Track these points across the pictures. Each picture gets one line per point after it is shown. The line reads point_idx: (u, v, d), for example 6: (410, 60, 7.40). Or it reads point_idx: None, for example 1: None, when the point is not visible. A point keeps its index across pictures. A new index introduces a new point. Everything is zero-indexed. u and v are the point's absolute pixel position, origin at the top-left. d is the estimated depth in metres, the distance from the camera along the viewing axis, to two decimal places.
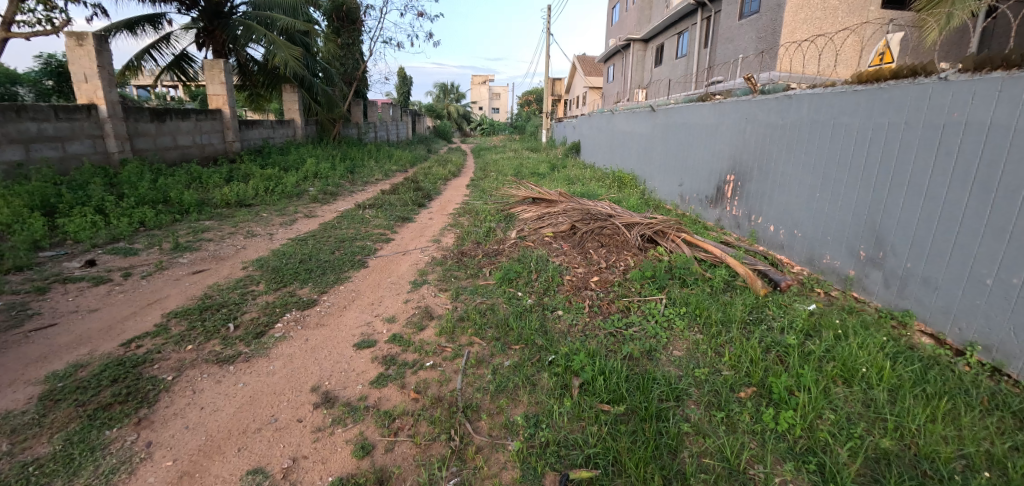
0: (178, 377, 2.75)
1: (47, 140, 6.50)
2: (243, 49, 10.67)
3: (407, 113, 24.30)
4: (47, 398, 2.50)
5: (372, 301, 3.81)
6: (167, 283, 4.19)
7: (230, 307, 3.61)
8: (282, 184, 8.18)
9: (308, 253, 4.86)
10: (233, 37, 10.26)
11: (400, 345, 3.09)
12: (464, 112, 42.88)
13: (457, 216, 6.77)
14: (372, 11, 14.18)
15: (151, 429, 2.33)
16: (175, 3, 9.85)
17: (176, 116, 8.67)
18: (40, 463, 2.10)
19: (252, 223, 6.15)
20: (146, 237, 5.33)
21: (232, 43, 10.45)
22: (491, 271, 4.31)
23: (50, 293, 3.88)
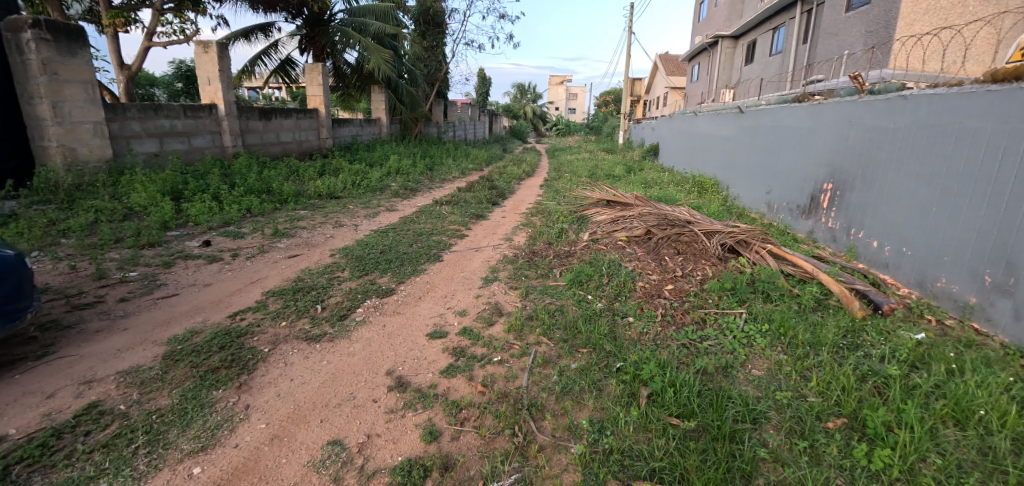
0: (273, 350, 3.02)
1: (176, 135, 7.38)
2: (340, 54, 11.49)
3: (484, 113, 24.84)
4: (169, 358, 2.86)
5: (445, 294, 3.95)
6: (267, 264, 4.61)
7: (319, 290, 3.91)
8: (367, 179, 8.69)
9: (388, 245, 5.13)
10: (332, 43, 11.09)
11: (470, 338, 3.18)
12: (541, 113, 43.04)
13: (529, 216, 6.82)
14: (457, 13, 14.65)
15: (249, 394, 2.59)
16: (283, 13, 10.80)
17: (280, 115, 9.50)
18: (162, 413, 2.40)
19: (340, 214, 6.60)
20: (251, 222, 5.89)
21: (330, 48, 11.28)
22: (561, 272, 4.31)
23: (174, 267, 4.41)
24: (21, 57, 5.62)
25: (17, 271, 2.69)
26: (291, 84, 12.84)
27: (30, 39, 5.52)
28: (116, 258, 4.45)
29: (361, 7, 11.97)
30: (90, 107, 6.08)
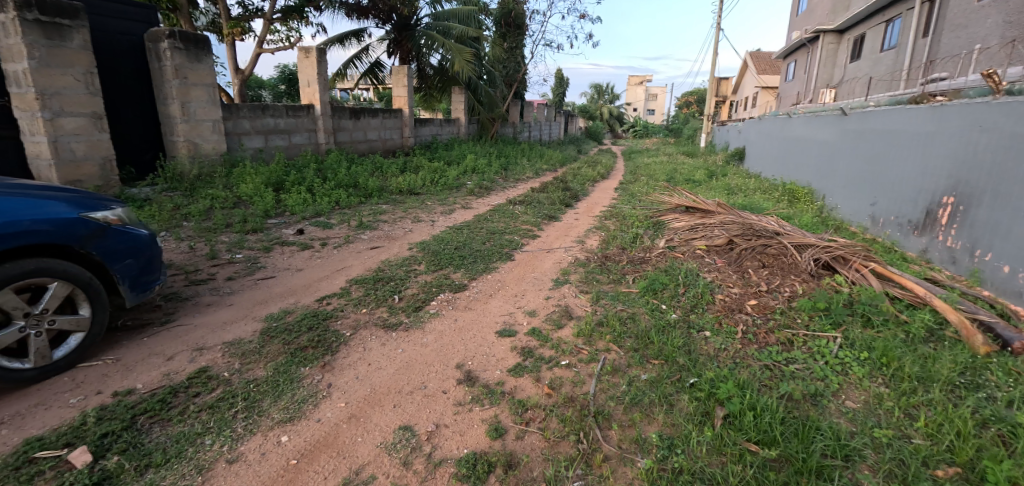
0: (354, 334, 3.22)
1: (278, 131, 8.05)
2: (424, 56, 11.98)
3: (560, 114, 24.74)
4: (266, 334, 3.13)
5: (516, 293, 3.99)
6: (351, 254, 4.91)
7: (397, 281, 4.10)
8: (445, 177, 8.96)
9: (462, 242, 5.27)
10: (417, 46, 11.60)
11: (538, 339, 3.19)
12: (619, 114, 42.13)
13: (603, 219, 6.70)
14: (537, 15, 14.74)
15: (332, 373, 2.77)
16: (375, 19, 11.43)
17: (368, 114, 10.07)
18: (257, 383, 2.63)
19: (418, 210, 6.87)
20: (339, 214, 6.29)
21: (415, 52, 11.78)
22: (635, 278, 4.19)
23: (272, 252, 4.82)
24: (158, 62, 6.39)
25: (151, 247, 3.07)
26: (379, 86, 13.56)
27: (166, 47, 6.27)
28: (225, 241, 4.94)
29: (446, 11, 12.36)
30: (210, 107, 6.80)
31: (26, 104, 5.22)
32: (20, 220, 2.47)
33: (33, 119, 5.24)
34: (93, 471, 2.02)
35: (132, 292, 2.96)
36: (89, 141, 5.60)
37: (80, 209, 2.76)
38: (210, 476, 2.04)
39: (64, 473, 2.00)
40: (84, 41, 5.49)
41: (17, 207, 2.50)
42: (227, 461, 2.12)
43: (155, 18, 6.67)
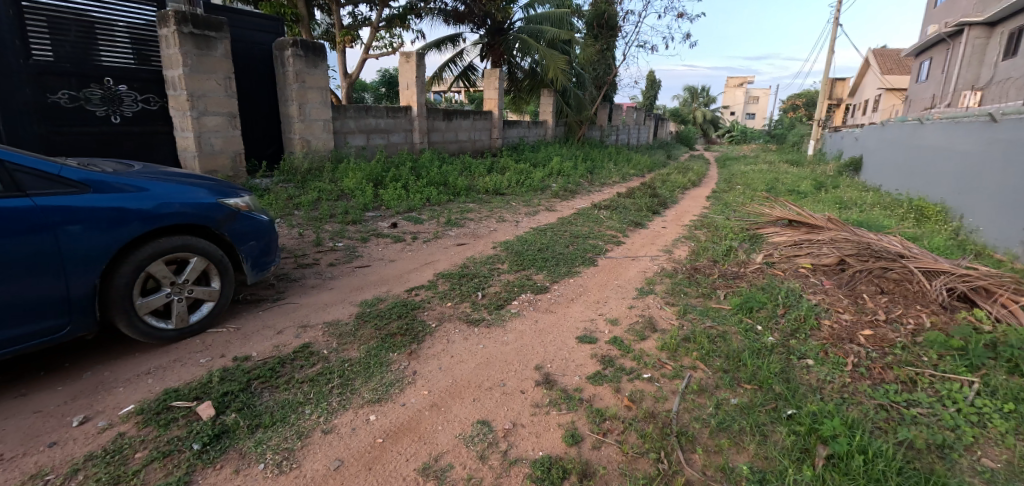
0: (439, 326, 3.35)
1: (380, 131, 8.61)
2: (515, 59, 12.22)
3: (650, 118, 23.97)
4: (360, 319, 3.36)
5: (598, 300, 3.92)
6: (438, 249, 5.12)
7: (481, 278, 4.21)
8: (530, 179, 9.03)
9: (545, 244, 5.28)
10: (509, 49, 11.95)
11: (620, 349, 3.11)
12: (715, 119, 39.92)
13: (693, 229, 6.38)
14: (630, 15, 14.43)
15: (417, 362, 2.90)
16: (470, 24, 11.85)
17: (460, 115, 10.43)
18: (351, 363, 2.83)
19: (503, 210, 6.99)
20: (430, 210, 6.58)
21: (506, 55, 12.05)
22: (727, 294, 3.94)
23: (368, 242, 5.16)
24: (283, 67, 7.08)
25: (269, 232, 3.42)
26: (471, 88, 14.00)
27: (290, 55, 6.94)
28: (329, 230, 5.37)
29: (539, 15, 12.48)
30: (322, 107, 7.42)
31: (178, 104, 6.03)
32: (173, 203, 2.86)
33: (182, 117, 6.05)
34: (214, 424, 2.28)
35: (253, 270, 3.32)
36: (225, 137, 6.35)
37: (217, 196, 3.15)
38: (308, 443, 2.22)
39: (192, 423, 2.28)
40: (225, 50, 6.23)
41: (171, 191, 2.90)
42: (322, 431, 2.29)
43: (282, 29, 7.41)
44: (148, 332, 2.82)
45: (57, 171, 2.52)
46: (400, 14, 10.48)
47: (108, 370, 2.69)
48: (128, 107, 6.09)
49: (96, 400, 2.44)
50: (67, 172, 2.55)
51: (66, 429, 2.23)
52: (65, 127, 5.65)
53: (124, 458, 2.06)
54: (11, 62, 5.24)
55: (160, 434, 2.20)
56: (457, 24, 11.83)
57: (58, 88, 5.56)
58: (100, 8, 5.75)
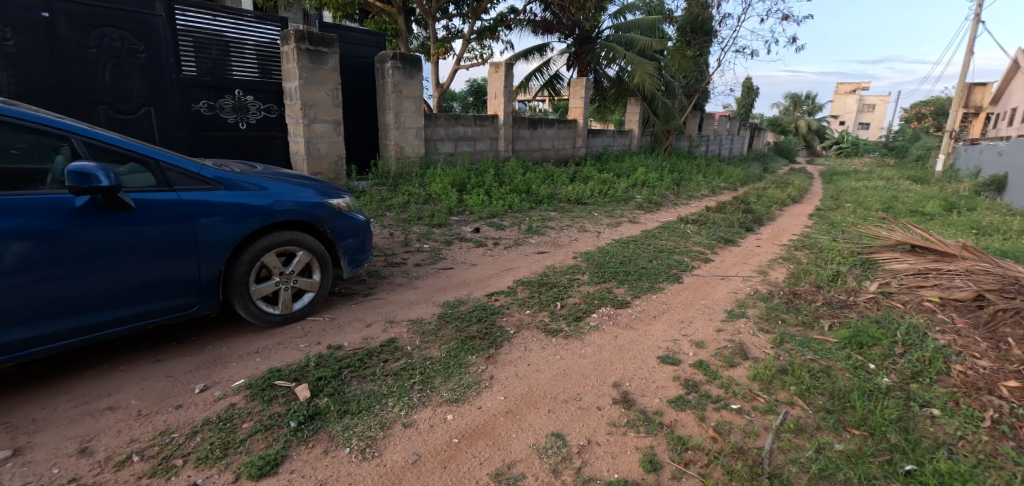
0: (517, 332, 3.38)
1: (468, 138, 8.91)
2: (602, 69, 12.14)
3: (746, 128, 22.58)
4: (442, 319, 3.48)
5: (682, 319, 3.73)
6: (519, 256, 5.17)
7: (560, 288, 4.19)
8: (614, 189, 8.86)
9: (627, 257, 5.14)
10: (597, 59, 11.91)
11: (705, 374, 2.94)
12: (821, 129, 36.71)
13: (792, 250, 5.90)
14: (727, 19, 13.78)
15: (495, 366, 2.94)
16: (558, 34, 11.97)
17: (545, 124, 10.53)
18: (432, 361, 2.93)
19: (585, 220, 6.92)
20: (511, 217, 6.67)
21: (594, 63, 12.02)
22: (832, 325, 3.58)
23: (452, 246, 5.34)
24: (383, 79, 7.57)
25: (364, 231, 3.67)
26: (556, 97, 14.08)
27: (389, 67, 7.39)
28: (416, 232, 5.63)
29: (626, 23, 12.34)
30: (416, 115, 7.83)
31: (293, 112, 6.66)
32: (286, 201, 3.15)
33: (296, 123, 6.68)
34: (309, 405, 2.46)
35: (349, 265, 3.57)
36: (330, 142, 6.90)
37: (323, 196, 3.42)
38: (389, 434, 2.33)
39: (290, 402, 2.49)
40: (334, 64, 6.78)
41: (285, 191, 3.20)
42: (403, 424, 2.39)
43: (383, 43, 7.94)
44: (259, 315, 3.13)
45: (197, 170, 2.86)
46: (490, 26, 10.79)
47: (224, 346, 3.01)
48: (253, 114, 6.84)
49: (214, 371, 2.74)
50: (204, 170, 2.89)
51: (190, 394, 2.53)
52: (203, 132, 6.46)
53: (233, 426, 2.28)
54: (165, 76, 6.10)
55: (264, 408, 2.42)
56: (546, 34, 11.96)
57: (199, 98, 6.37)
58: (234, 29, 6.53)
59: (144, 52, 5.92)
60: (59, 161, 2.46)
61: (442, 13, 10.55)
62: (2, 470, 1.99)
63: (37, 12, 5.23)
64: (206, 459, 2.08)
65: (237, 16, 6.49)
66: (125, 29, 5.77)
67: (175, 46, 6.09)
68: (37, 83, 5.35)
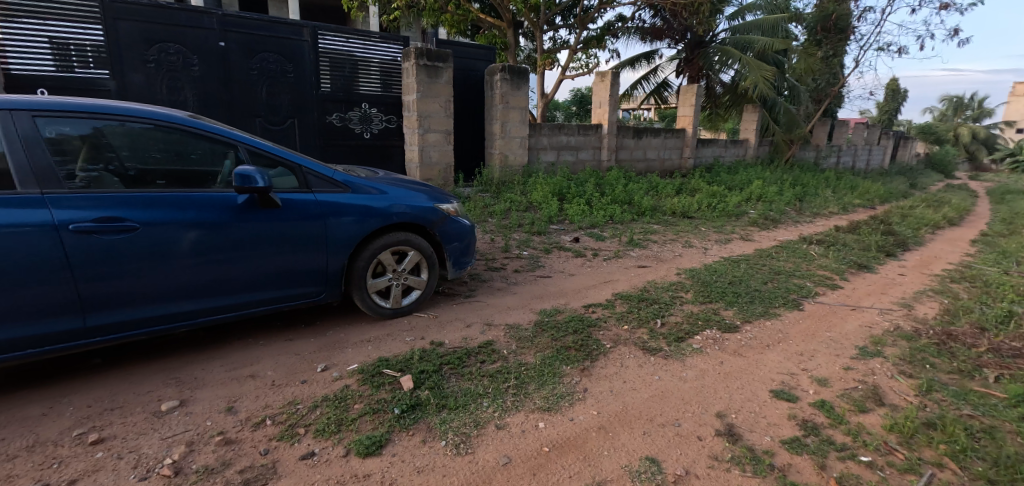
0: (614, 347, 3.30)
1: (570, 148, 8.96)
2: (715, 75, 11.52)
3: (889, 137, 19.92)
4: (538, 327, 3.51)
5: (801, 351, 3.37)
6: (619, 269, 5.06)
7: (662, 304, 4.02)
8: (725, 203, 8.31)
9: (738, 277, 4.78)
10: (710, 64, 11.33)
11: (827, 415, 2.63)
12: (988, 139, 31.28)
13: (944, 281, 5.08)
14: (868, 14, 12.36)
15: (589, 379, 2.90)
16: (668, 39, 11.65)
17: (651, 134, 10.24)
18: (527, 367, 2.97)
19: (691, 234, 6.57)
20: (612, 228, 6.55)
21: (706, 68, 11.48)
22: (1000, 377, 3.02)
23: (550, 254, 5.38)
24: (491, 91, 7.89)
25: (469, 235, 3.84)
26: (663, 105, 13.65)
27: (498, 79, 7.69)
28: (516, 239, 5.77)
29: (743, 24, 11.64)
30: (521, 126, 8.03)
31: (410, 123, 7.20)
32: (402, 204, 3.40)
33: (412, 133, 7.20)
34: (411, 395, 2.62)
35: (453, 267, 3.77)
36: (441, 150, 7.33)
37: (435, 201, 3.64)
38: (482, 433, 2.39)
39: (395, 390, 2.66)
40: (448, 77, 7.21)
41: (401, 195, 3.45)
42: (496, 426, 2.45)
43: (493, 56, 8.28)
44: (372, 307, 3.41)
45: (330, 174, 3.20)
46: (597, 35, 10.73)
47: (343, 332, 3.32)
48: (376, 125, 7.50)
49: (333, 354, 3.03)
50: (337, 175, 3.22)
51: (314, 371, 2.82)
52: (334, 141, 7.22)
53: (346, 405, 2.50)
54: (307, 92, 6.92)
55: (373, 393, 2.62)
56: (655, 40, 11.66)
57: (333, 110, 7.14)
58: (364, 49, 7.24)
59: (292, 72, 6.78)
60: (226, 165, 2.89)
61: (549, 25, 10.73)
62: (171, 417, 2.38)
63: (215, 42, 6.26)
64: (323, 431, 2.31)
65: (367, 37, 7.20)
66: (278, 53, 6.66)
67: (316, 66, 6.90)
68: (212, 99, 6.37)
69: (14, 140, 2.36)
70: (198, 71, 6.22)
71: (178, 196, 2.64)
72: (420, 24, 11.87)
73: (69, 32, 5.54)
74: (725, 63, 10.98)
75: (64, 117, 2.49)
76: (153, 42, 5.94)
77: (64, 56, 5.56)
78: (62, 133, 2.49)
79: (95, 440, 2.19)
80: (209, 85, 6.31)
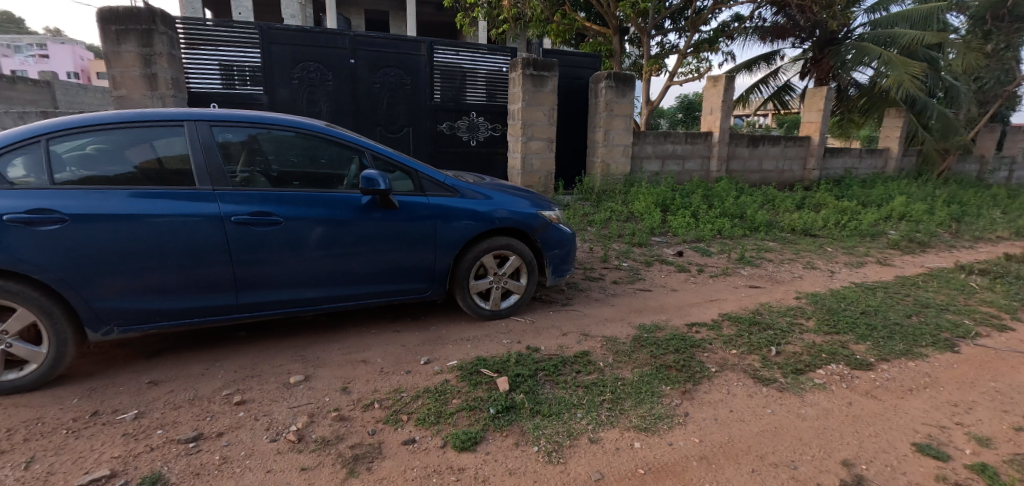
0: (719, 372, 3.07)
1: (676, 157, 8.59)
2: (848, 75, 10.35)
3: None
4: (637, 342, 3.38)
5: (954, 402, 2.86)
6: (727, 288, 4.71)
7: (777, 331, 3.67)
8: (857, 221, 7.39)
9: (872, 306, 4.21)
10: (842, 64, 10.20)
11: (990, 481, 2.18)
12: None
13: None
14: None
15: (691, 404, 2.72)
16: (792, 38, 10.82)
17: (768, 142, 9.49)
18: (624, 383, 2.86)
19: (813, 254, 5.94)
20: (720, 243, 6.13)
21: (838, 68, 10.37)
22: None
23: (651, 267, 5.18)
24: (596, 99, 7.83)
25: (569, 243, 3.82)
26: (783, 111, 12.60)
27: (603, 86, 7.61)
28: (616, 249, 5.64)
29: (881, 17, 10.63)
30: (625, 133, 7.86)
31: (514, 131, 7.39)
32: (505, 209, 3.48)
33: (516, 142, 7.37)
34: (507, 397, 2.65)
35: (553, 274, 3.78)
36: (543, 158, 7.42)
37: (538, 208, 3.68)
38: (575, 444, 2.33)
39: (491, 390, 2.71)
40: (553, 86, 7.28)
41: (505, 200, 3.53)
42: (589, 439, 2.37)
43: (597, 64, 8.22)
44: (472, 307, 3.53)
45: (442, 179, 3.36)
46: (710, 37, 10.16)
47: (444, 329, 3.47)
48: (482, 133, 7.82)
49: (435, 348, 3.17)
50: (448, 180, 3.38)
51: (418, 363, 2.98)
52: (443, 148, 7.64)
53: (445, 399, 2.60)
54: (422, 103, 7.41)
55: (470, 390, 2.70)
56: (776, 40, 10.81)
57: (443, 120, 7.57)
58: (473, 61, 7.59)
59: (410, 85, 7.31)
60: (353, 168, 3.16)
61: (657, 29, 10.41)
62: (297, 390, 2.64)
63: (347, 60, 6.95)
64: (423, 421, 2.41)
65: (475, 50, 7.54)
66: (399, 68, 7.21)
67: (431, 79, 7.36)
68: (341, 110, 7.07)
69: (193, 145, 2.80)
70: (331, 85, 6.94)
71: (313, 195, 2.94)
72: (526, 34, 12.17)
73: (234, 55, 6.48)
74: (862, 61, 9.80)
75: (229, 125, 2.91)
76: (297, 62, 6.74)
77: (229, 76, 6.53)
78: (227, 139, 2.89)
79: (238, 401, 2.50)
80: (339, 98, 7.02)
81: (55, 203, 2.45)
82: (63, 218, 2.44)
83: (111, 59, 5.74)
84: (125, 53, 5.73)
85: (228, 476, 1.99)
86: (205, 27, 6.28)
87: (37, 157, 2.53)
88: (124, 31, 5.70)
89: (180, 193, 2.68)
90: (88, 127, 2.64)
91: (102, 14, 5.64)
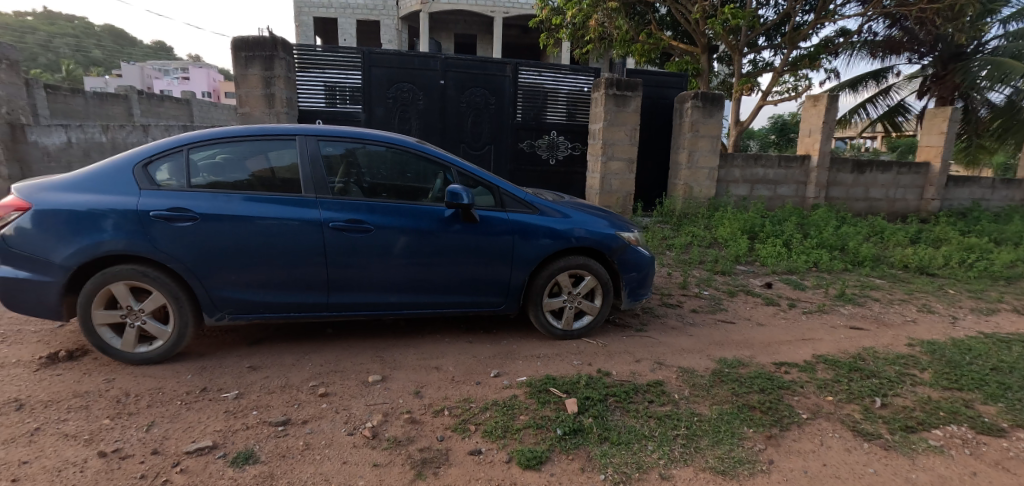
0: (812, 419, 2.80)
1: (768, 182, 8.09)
2: (978, 93, 9.19)
3: None
4: (717, 376, 3.19)
5: None
6: (823, 327, 4.30)
7: (882, 380, 3.28)
8: (988, 261, 6.45)
9: (1006, 362, 3.62)
10: (972, 80, 9.08)
11: None
12: None
13: None
14: None
15: (776, 451, 2.49)
16: (907, 53, 9.94)
17: (877, 168, 8.66)
18: (701, 419, 2.69)
19: (930, 296, 5.27)
20: (816, 276, 5.64)
21: (967, 87, 9.27)
22: None
23: (736, 298, 4.88)
24: (681, 119, 7.62)
25: (648, 266, 3.71)
26: (895, 133, 11.46)
27: (689, 106, 7.38)
28: (696, 276, 5.40)
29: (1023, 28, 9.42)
30: (712, 155, 7.54)
31: (595, 150, 7.35)
32: (583, 228, 3.45)
33: (596, 161, 7.33)
34: (575, 419, 2.59)
35: (629, 297, 3.68)
36: (622, 179, 7.30)
37: (617, 229, 3.61)
38: (644, 479, 2.21)
39: (559, 411, 2.66)
40: (637, 106, 7.18)
41: (584, 219, 3.51)
42: (661, 475, 2.24)
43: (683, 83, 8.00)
44: (545, 325, 3.52)
45: (523, 196, 3.41)
46: (810, 53, 9.51)
47: (516, 345, 3.48)
48: (562, 152, 7.90)
49: (505, 362, 3.19)
50: (528, 196, 3.43)
51: (488, 375, 3.01)
52: (522, 166, 7.81)
53: (513, 414, 2.60)
54: (506, 122, 7.64)
55: (538, 408, 2.67)
56: (889, 55, 9.93)
57: (524, 138, 7.74)
58: (556, 81, 7.70)
59: (495, 104, 7.56)
60: (440, 182, 3.29)
61: (750, 47, 9.96)
62: (375, 388, 2.77)
63: (439, 81, 7.34)
64: (490, 433, 2.42)
65: (559, 70, 7.66)
66: (485, 88, 7.50)
67: (515, 99, 7.57)
68: (430, 128, 7.46)
69: (302, 156, 3.08)
70: (423, 104, 7.36)
71: (402, 206, 3.11)
72: (610, 53, 12.18)
73: (339, 77, 7.10)
74: (998, 78, 8.64)
75: (332, 140, 3.17)
76: (394, 83, 7.23)
77: (332, 95, 7.14)
78: (330, 152, 3.15)
79: (323, 393, 2.67)
80: (430, 116, 7.41)
81: (190, 203, 2.80)
82: (195, 216, 2.78)
83: (240, 81, 6.51)
84: (251, 75, 6.47)
85: (309, 462, 2.12)
86: (315, 52, 6.94)
87: (179, 163, 2.92)
88: (252, 57, 6.44)
89: (287, 199, 2.96)
90: (219, 139, 3.00)
91: (236, 43, 6.43)
